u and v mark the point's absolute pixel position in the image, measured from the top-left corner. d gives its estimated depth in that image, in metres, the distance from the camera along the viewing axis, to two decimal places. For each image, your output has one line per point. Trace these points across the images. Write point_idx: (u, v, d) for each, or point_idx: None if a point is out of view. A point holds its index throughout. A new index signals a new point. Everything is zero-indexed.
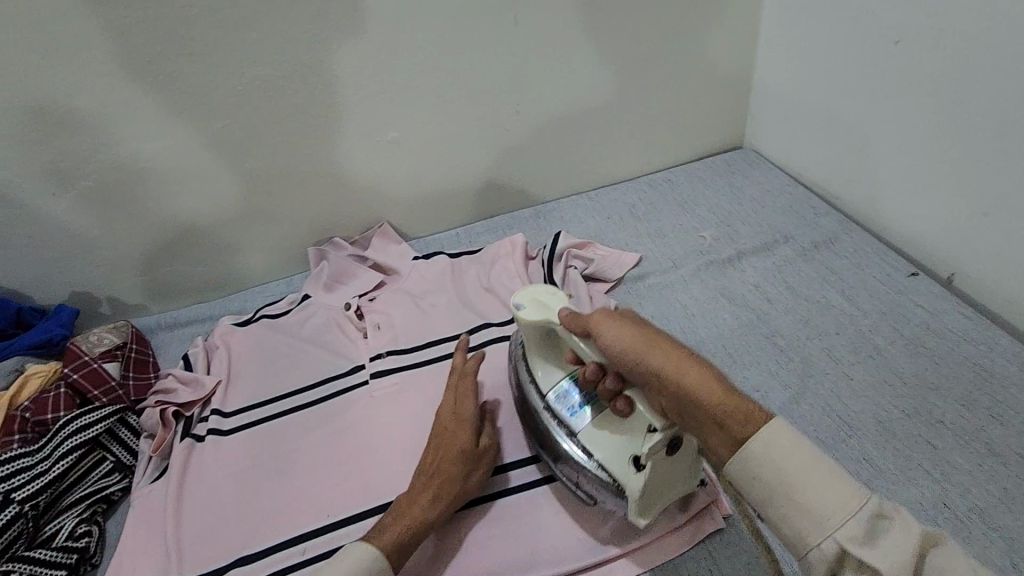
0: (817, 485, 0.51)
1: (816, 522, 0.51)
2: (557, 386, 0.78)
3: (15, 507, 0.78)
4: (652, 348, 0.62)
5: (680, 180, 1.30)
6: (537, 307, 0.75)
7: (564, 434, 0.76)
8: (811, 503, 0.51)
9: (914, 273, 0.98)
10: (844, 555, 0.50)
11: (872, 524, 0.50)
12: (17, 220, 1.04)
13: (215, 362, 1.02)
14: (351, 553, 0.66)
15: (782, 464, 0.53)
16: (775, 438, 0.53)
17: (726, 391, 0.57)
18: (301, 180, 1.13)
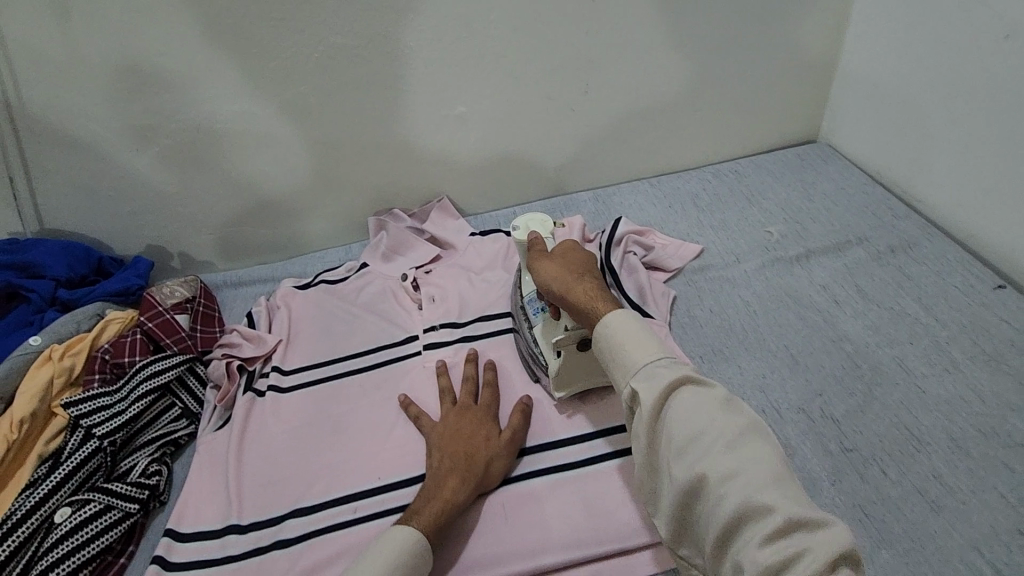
0: (630, 344, 0.65)
1: (621, 369, 0.65)
2: (530, 292, 0.89)
3: (95, 442, 0.84)
4: (561, 272, 0.79)
5: (748, 171, 1.26)
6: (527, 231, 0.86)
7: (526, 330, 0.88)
8: (623, 359, 0.65)
9: (1001, 286, 0.92)
10: (633, 397, 0.63)
11: (652, 371, 0.62)
12: (103, 173, 1.09)
13: (277, 321, 1.06)
14: (394, 535, 0.65)
15: (617, 334, 0.66)
16: (613, 318, 0.68)
17: (596, 295, 0.74)
18: (367, 149, 1.15)
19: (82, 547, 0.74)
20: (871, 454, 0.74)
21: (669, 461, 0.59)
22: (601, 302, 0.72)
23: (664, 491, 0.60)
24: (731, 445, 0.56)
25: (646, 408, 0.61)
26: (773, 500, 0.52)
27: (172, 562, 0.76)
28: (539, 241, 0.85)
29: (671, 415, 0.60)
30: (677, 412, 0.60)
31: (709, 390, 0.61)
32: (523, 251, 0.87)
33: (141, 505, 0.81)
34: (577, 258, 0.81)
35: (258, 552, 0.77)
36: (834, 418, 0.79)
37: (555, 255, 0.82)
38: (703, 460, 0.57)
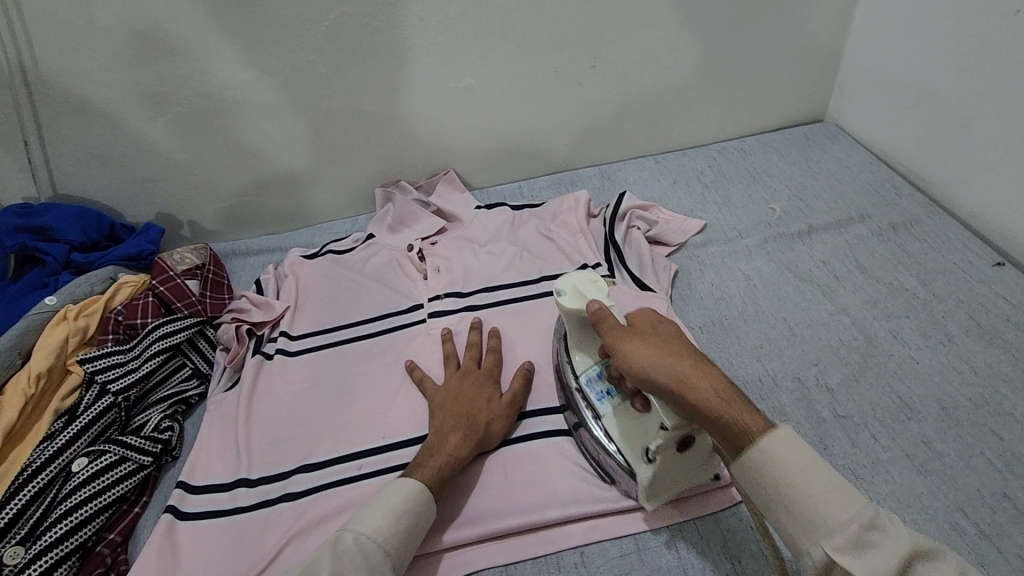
0: (813, 494, 0.52)
1: (811, 531, 0.52)
2: (587, 371, 0.77)
3: (110, 398, 0.87)
4: (665, 360, 0.61)
5: (753, 149, 1.26)
6: (576, 294, 0.76)
7: (592, 417, 0.75)
8: (809, 514, 0.52)
9: (1000, 263, 0.93)
10: (832, 565, 0.51)
11: (859, 536, 0.50)
12: (116, 140, 1.11)
13: (285, 288, 1.08)
14: (398, 484, 0.68)
15: (791, 477, 0.54)
16: (778, 446, 0.54)
17: (731, 401, 0.58)
18: (374, 120, 1.15)
19: (98, 495, 0.77)
20: (862, 420, 0.76)
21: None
22: (746, 415, 0.57)
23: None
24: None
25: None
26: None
27: (184, 512, 0.79)
28: (603, 309, 0.71)
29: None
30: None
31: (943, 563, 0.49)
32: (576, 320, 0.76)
33: (154, 458, 0.84)
34: (671, 337, 0.65)
35: (266, 504, 0.79)
36: (828, 387, 0.80)
37: (641, 335, 0.65)
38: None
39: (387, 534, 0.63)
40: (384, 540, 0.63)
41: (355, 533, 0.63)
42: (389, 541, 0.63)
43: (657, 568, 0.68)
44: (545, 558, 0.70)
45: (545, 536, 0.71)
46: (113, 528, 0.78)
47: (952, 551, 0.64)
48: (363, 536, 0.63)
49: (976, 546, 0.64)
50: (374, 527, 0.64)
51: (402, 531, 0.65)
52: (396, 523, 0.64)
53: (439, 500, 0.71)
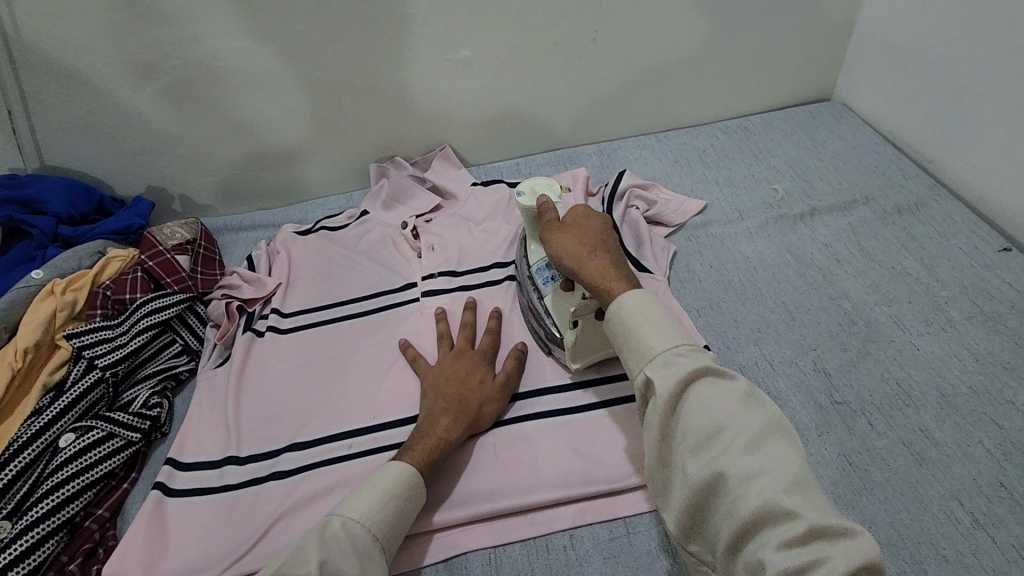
0: (647, 330, 0.60)
1: (637, 355, 0.60)
2: (539, 260, 0.85)
3: (98, 373, 0.86)
4: (568, 240, 0.73)
5: (757, 127, 1.23)
6: (534, 196, 0.82)
7: (535, 298, 0.85)
8: (637, 344, 0.61)
9: (1006, 249, 0.91)
10: (648, 387, 0.59)
11: (669, 359, 0.58)
12: (104, 110, 1.08)
13: (276, 265, 1.06)
14: (388, 467, 0.67)
15: (636, 319, 0.62)
16: (629, 301, 0.63)
17: (608, 274, 0.68)
18: (367, 93, 1.12)
19: (86, 471, 0.76)
20: (860, 407, 0.75)
21: (684, 457, 0.55)
22: (615, 284, 0.66)
23: (675, 481, 0.57)
24: (753, 444, 0.52)
25: (661, 399, 0.56)
26: (796, 499, 0.49)
27: (172, 489, 0.78)
28: (549, 203, 0.79)
29: (687, 405, 0.56)
30: (695, 405, 0.56)
31: (733, 386, 0.56)
32: (528, 218, 0.83)
33: (143, 434, 0.83)
34: (593, 226, 0.74)
35: (255, 482, 0.78)
36: (826, 372, 0.79)
37: (567, 223, 0.75)
38: (722, 460, 0.53)
39: (376, 519, 0.63)
40: (372, 524, 0.62)
41: (343, 517, 0.62)
42: (378, 526, 0.62)
43: (646, 552, 0.67)
44: (534, 540, 0.69)
45: (535, 518, 0.71)
46: (101, 504, 0.77)
47: (945, 539, 0.63)
48: (351, 520, 0.62)
49: (970, 536, 0.63)
50: (362, 511, 0.63)
51: (390, 515, 0.64)
52: (386, 508, 0.64)
53: (429, 482, 0.70)
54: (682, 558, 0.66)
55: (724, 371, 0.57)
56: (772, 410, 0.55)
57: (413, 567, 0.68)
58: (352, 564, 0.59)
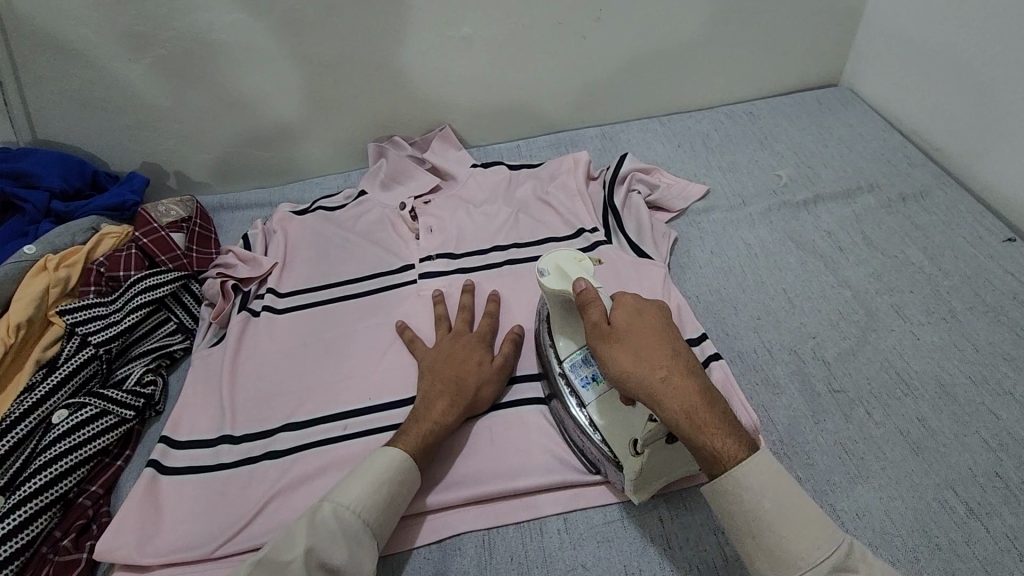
0: (790, 526, 0.52)
1: (776, 563, 0.52)
2: (574, 356, 0.73)
3: (91, 349, 0.85)
4: (642, 369, 0.58)
5: (763, 112, 1.21)
6: (559, 274, 0.72)
7: (574, 404, 0.72)
8: (778, 546, 0.52)
9: (1011, 239, 0.90)
10: None
11: (837, 568, 0.51)
12: (97, 84, 1.06)
13: (273, 244, 1.05)
14: (384, 452, 0.66)
15: (768, 505, 0.53)
16: (753, 474, 0.53)
17: (707, 421, 0.55)
18: (366, 71, 1.10)
19: (79, 447, 0.76)
20: (857, 396, 0.75)
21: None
22: (725, 438, 0.55)
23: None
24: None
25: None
26: None
27: (166, 466, 0.78)
28: (588, 291, 0.67)
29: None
30: None
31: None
32: (556, 301, 0.72)
33: (137, 412, 0.82)
34: (654, 331, 0.61)
35: (249, 461, 0.78)
36: (824, 360, 0.79)
37: (622, 332, 0.62)
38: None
39: (367, 505, 0.62)
40: (363, 510, 0.62)
41: (334, 503, 0.62)
42: (368, 512, 0.62)
43: (640, 536, 0.67)
44: (528, 523, 0.69)
45: (528, 501, 0.70)
46: (94, 481, 0.77)
47: (939, 528, 0.63)
48: (341, 506, 0.62)
49: (964, 524, 0.63)
50: (353, 497, 0.62)
51: (382, 499, 0.64)
52: (377, 493, 0.63)
53: (424, 465, 0.70)
54: (674, 543, 0.66)
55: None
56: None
57: (407, 546, 0.68)
58: (341, 549, 0.59)
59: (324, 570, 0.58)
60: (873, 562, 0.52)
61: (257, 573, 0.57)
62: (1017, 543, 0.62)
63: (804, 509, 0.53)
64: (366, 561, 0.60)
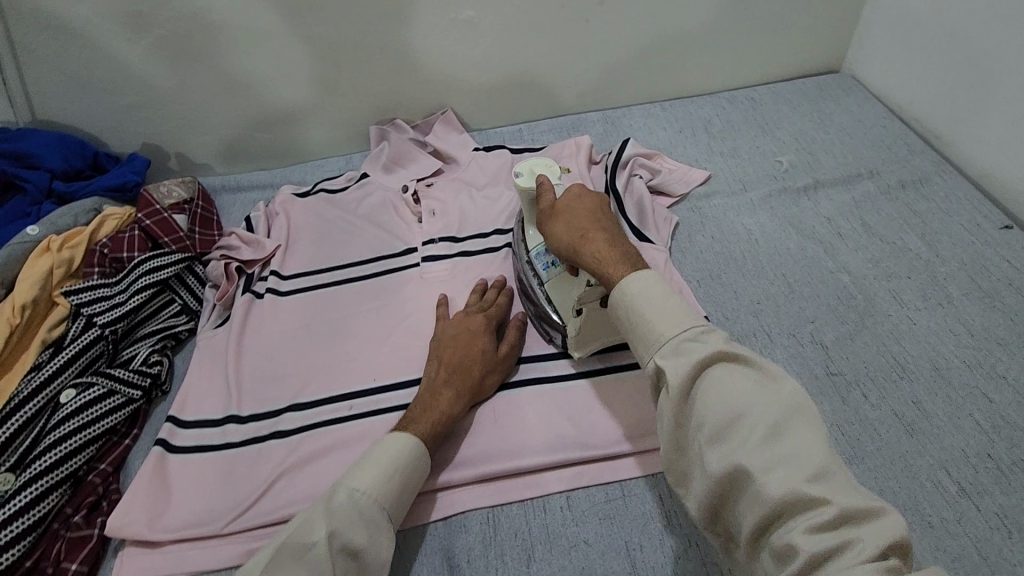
0: (654, 315, 0.57)
1: (644, 343, 0.56)
2: (537, 245, 0.83)
3: (97, 330, 0.85)
4: (569, 229, 0.70)
5: (765, 98, 1.21)
6: (531, 176, 0.80)
7: (535, 284, 0.82)
8: (643, 332, 0.57)
9: (1008, 226, 0.91)
10: (658, 374, 0.55)
11: (681, 344, 0.54)
12: (96, 63, 1.05)
13: (275, 227, 1.05)
14: (393, 440, 0.67)
15: (642, 303, 0.58)
16: (637, 281, 0.59)
17: (609, 256, 0.65)
18: (366, 52, 1.09)
19: (87, 426, 0.76)
20: (854, 379, 0.76)
21: (699, 448, 0.51)
22: (618, 265, 0.63)
23: (692, 473, 0.52)
24: (774, 430, 0.48)
25: (674, 390, 0.52)
26: (822, 490, 0.45)
27: (175, 445, 0.79)
28: (545, 183, 0.77)
29: (702, 392, 0.52)
30: (710, 393, 0.51)
31: (751, 370, 0.52)
32: (525, 200, 0.81)
33: (144, 392, 0.83)
34: (587, 205, 0.72)
35: (256, 440, 0.79)
36: (823, 344, 0.80)
37: (560, 206, 0.73)
38: (740, 452, 0.48)
39: (381, 492, 0.63)
40: (378, 495, 0.63)
41: (349, 488, 0.62)
42: (383, 498, 0.63)
43: (641, 514, 0.69)
44: (531, 501, 0.71)
45: (532, 480, 0.72)
46: (103, 459, 0.78)
47: (931, 507, 0.65)
48: (357, 492, 0.62)
49: (956, 504, 0.65)
50: (368, 482, 0.63)
51: (396, 483, 0.65)
52: (390, 480, 0.64)
53: (433, 452, 0.71)
54: (675, 520, 0.68)
55: (745, 356, 0.52)
56: (793, 390, 0.51)
57: (415, 523, 0.70)
58: (360, 533, 0.60)
59: (346, 554, 0.58)
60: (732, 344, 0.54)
61: (277, 556, 0.56)
62: (1006, 521, 0.64)
63: (674, 307, 0.57)
64: (384, 543, 0.61)
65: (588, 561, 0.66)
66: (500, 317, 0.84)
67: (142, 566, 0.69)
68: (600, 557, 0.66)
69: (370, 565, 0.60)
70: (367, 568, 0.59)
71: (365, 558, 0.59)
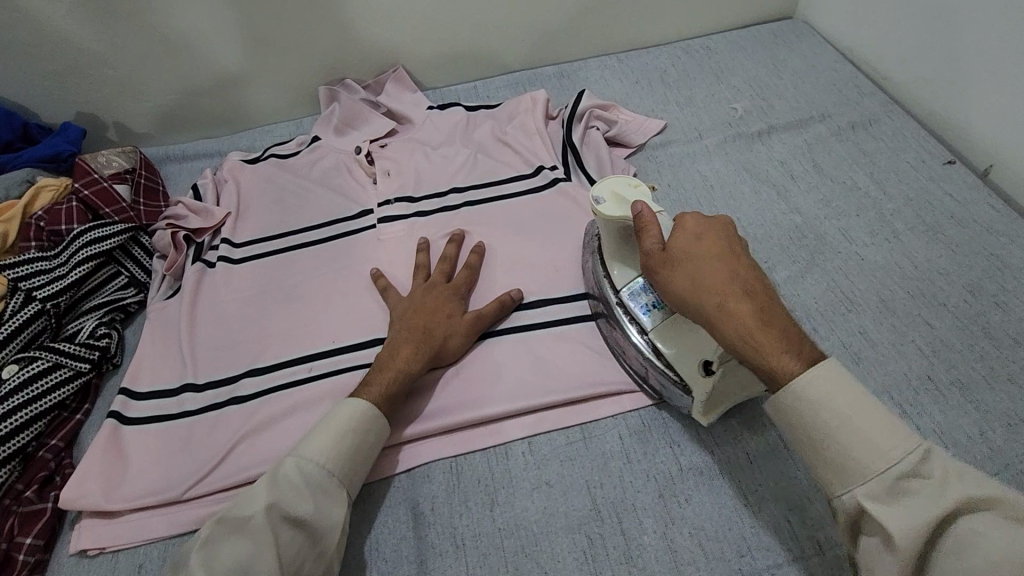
0: (857, 439, 0.49)
1: (844, 475, 0.50)
2: (629, 285, 0.75)
3: (37, 305, 0.82)
4: (703, 291, 0.57)
5: (719, 47, 1.20)
6: (618, 203, 0.71)
7: (636, 331, 0.73)
8: (847, 461, 0.50)
9: (951, 161, 0.93)
10: (864, 513, 0.49)
11: (896, 484, 0.48)
12: (15, 24, 0.98)
13: (225, 194, 1.02)
14: (348, 402, 0.65)
15: (837, 424, 0.50)
16: (816, 385, 0.51)
17: (771, 336, 0.53)
18: (307, 7, 1.04)
19: (33, 402, 0.74)
20: (804, 314, 0.78)
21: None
22: (785, 354, 0.53)
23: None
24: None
25: (904, 556, 0.46)
26: None
27: (128, 417, 0.77)
28: (645, 214, 0.66)
29: (942, 552, 0.46)
30: (953, 556, 0.45)
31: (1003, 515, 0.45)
32: (610, 227, 0.72)
33: (93, 365, 0.81)
34: (713, 247, 0.59)
35: (214, 407, 0.78)
36: (776, 283, 0.82)
37: (680, 253, 0.60)
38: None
39: (331, 456, 0.62)
40: (328, 461, 0.62)
41: (296, 458, 0.61)
42: (333, 463, 0.62)
43: (601, 453, 0.70)
44: (493, 449, 0.72)
45: (494, 428, 0.73)
46: (54, 434, 0.76)
47: None
48: (305, 460, 0.61)
49: None
50: (316, 450, 0.62)
51: (348, 448, 0.63)
52: (341, 443, 0.63)
53: (395, 408, 0.71)
54: (634, 457, 0.69)
55: (993, 500, 0.46)
56: None
57: (378, 475, 0.70)
58: (307, 501, 0.59)
59: (289, 521, 0.58)
60: (963, 476, 0.47)
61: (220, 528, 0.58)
62: (943, 436, 0.67)
63: (877, 421, 0.50)
64: (334, 509, 0.60)
65: (549, 501, 0.67)
66: (469, 282, 0.83)
67: (100, 536, 0.68)
68: (562, 497, 0.67)
69: (319, 532, 0.59)
70: (317, 534, 0.59)
71: (312, 525, 0.58)
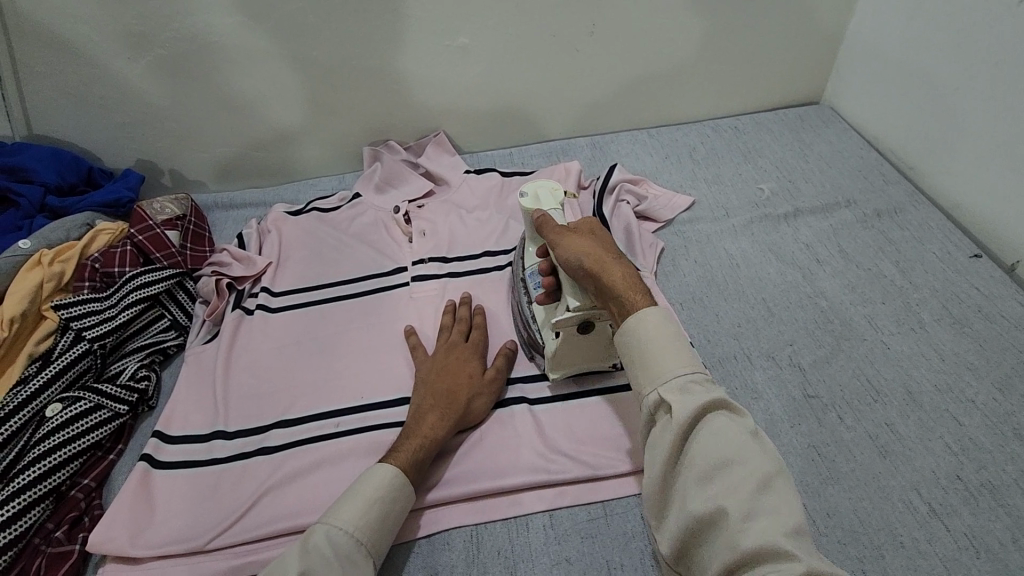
0: (664, 356, 0.60)
1: (654, 377, 0.60)
2: (533, 265, 0.83)
3: (85, 344, 0.86)
4: (586, 251, 0.70)
5: (747, 128, 1.25)
6: (536, 199, 0.81)
7: (524, 302, 0.84)
8: (654, 364, 0.60)
9: (977, 255, 0.95)
10: (659, 407, 0.59)
11: (688, 385, 0.58)
12: (94, 80, 1.07)
13: (268, 244, 1.06)
14: (378, 469, 0.67)
15: (654, 346, 0.61)
16: (652, 321, 0.62)
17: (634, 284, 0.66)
18: (363, 77, 1.12)
19: (73, 441, 0.77)
20: (830, 401, 0.78)
21: (688, 484, 0.55)
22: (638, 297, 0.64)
23: (672, 505, 0.57)
24: (759, 484, 0.53)
25: (678, 421, 0.56)
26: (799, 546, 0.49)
27: (159, 460, 0.79)
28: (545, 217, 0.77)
29: (699, 435, 0.56)
30: (704, 440, 0.56)
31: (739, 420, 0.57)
32: (527, 221, 0.83)
33: (130, 407, 0.84)
34: (601, 239, 0.73)
35: (241, 456, 0.79)
36: (800, 366, 0.82)
37: (575, 232, 0.74)
38: (725, 496, 0.53)
39: (360, 526, 0.62)
40: (357, 530, 0.62)
41: (327, 526, 0.62)
42: (362, 533, 0.62)
43: (622, 532, 0.70)
44: (515, 520, 0.72)
45: (516, 500, 0.73)
46: (87, 474, 0.78)
47: (904, 528, 0.67)
48: (335, 530, 0.62)
49: (926, 523, 0.67)
50: (347, 519, 0.63)
51: (376, 517, 0.64)
52: (369, 511, 0.64)
53: (421, 476, 0.71)
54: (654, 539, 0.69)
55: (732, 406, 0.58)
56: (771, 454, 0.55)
57: (399, 540, 0.70)
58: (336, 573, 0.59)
59: None
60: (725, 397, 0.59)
61: None
62: (974, 541, 0.66)
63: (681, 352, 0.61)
64: None
65: None
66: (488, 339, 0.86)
67: None
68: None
69: None
70: None
71: None
